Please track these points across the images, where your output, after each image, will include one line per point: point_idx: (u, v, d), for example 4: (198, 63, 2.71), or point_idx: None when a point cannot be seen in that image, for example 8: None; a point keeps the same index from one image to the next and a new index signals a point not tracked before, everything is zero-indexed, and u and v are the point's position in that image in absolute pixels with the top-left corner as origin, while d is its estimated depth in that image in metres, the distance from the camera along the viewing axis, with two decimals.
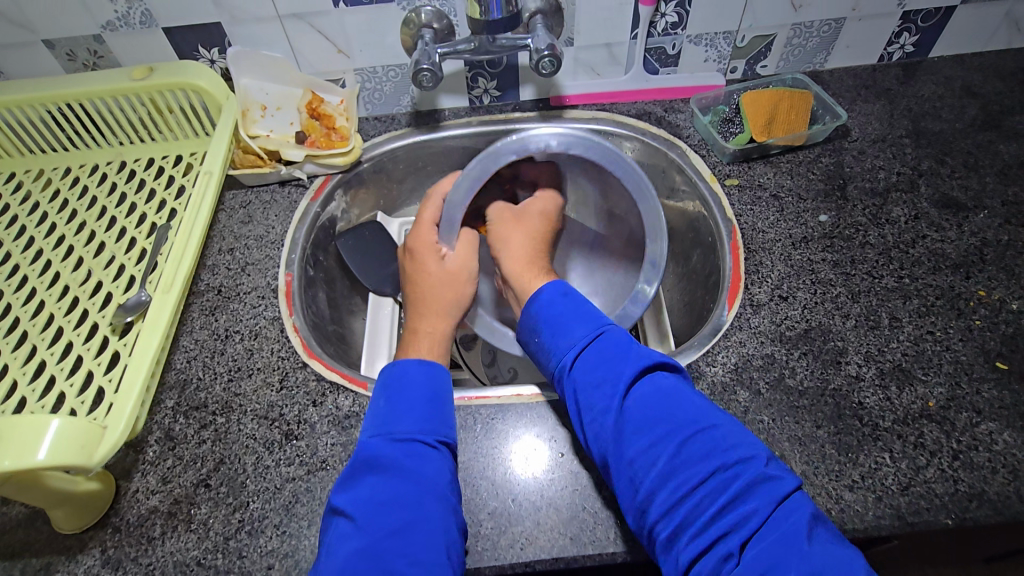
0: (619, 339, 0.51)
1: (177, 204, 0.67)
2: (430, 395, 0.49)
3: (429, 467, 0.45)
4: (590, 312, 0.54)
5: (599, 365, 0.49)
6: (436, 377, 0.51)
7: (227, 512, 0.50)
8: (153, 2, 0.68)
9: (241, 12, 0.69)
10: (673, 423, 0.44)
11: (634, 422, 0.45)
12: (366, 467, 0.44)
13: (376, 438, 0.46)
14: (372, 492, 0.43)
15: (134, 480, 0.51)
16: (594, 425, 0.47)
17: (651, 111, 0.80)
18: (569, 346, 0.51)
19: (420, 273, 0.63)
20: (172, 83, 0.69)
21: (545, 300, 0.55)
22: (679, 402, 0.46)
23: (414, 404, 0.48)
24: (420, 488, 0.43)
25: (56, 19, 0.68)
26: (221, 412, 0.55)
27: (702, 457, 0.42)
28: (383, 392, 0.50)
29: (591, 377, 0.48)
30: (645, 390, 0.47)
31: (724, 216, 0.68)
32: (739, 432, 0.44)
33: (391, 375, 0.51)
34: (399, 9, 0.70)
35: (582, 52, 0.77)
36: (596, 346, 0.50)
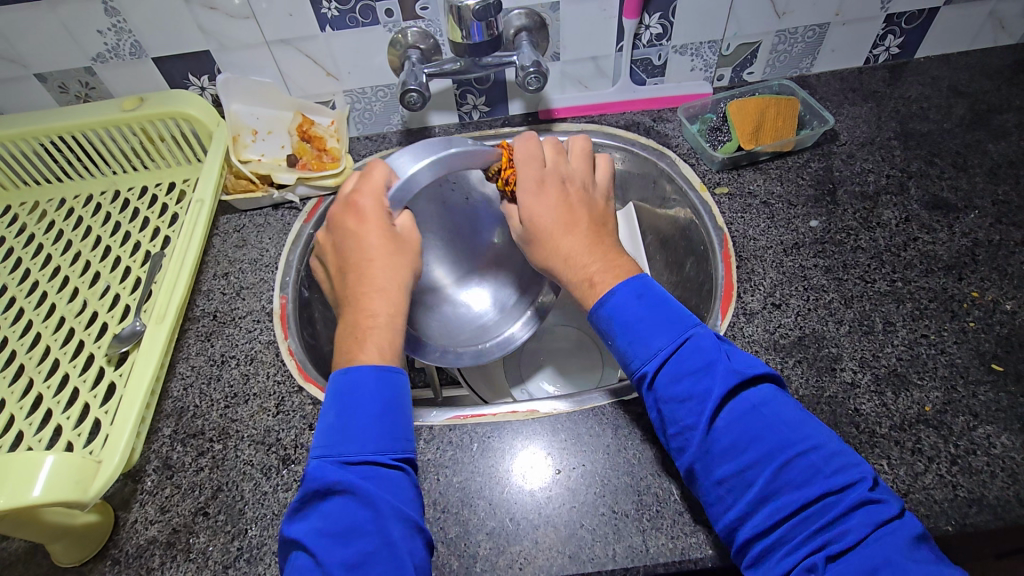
0: (707, 345, 0.47)
1: (171, 231, 0.68)
2: (382, 409, 0.47)
3: (386, 489, 0.44)
4: (675, 314, 0.49)
5: (685, 378, 0.46)
6: (389, 388, 0.48)
7: (226, 540, 0.50)
8: (142, 32, 0.69)
9: (230, 40, 0.70)
10: (770, 443, 0.43)
11: (727, 437, 0.43)
12: (319, 495, 0.44)
13: (324, 461, 0.44)
14: (324, 522, 0.42)
15: (132, 511, 0.51)
16: (680, 436, 0.45)
17: (640, 121, 0.80)
18: (650, 356, 0.47)
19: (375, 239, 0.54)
20: (162, 112, 0.70)
21: (619, 303, 0.50)
22: (776, 420, 0.44)
23: (366, 420, 0.46)
24: (380, 515, 0.43)
25: (46, 52, 0.69)
26: (219, 438, 0.56)
27: (806, 481, 0.41)
28: (331, 405, 0.47)
29: (675, 388, 0.46)
30: (738, 407, 0.44)
31: (715, 224, 0.68)
32: (838, 447, 0.43)
33: (340, 384, 0.48)
34: (385, 31, 0.71)
35: (568, 66, 0.78)
36: (681, 356, 0.47)
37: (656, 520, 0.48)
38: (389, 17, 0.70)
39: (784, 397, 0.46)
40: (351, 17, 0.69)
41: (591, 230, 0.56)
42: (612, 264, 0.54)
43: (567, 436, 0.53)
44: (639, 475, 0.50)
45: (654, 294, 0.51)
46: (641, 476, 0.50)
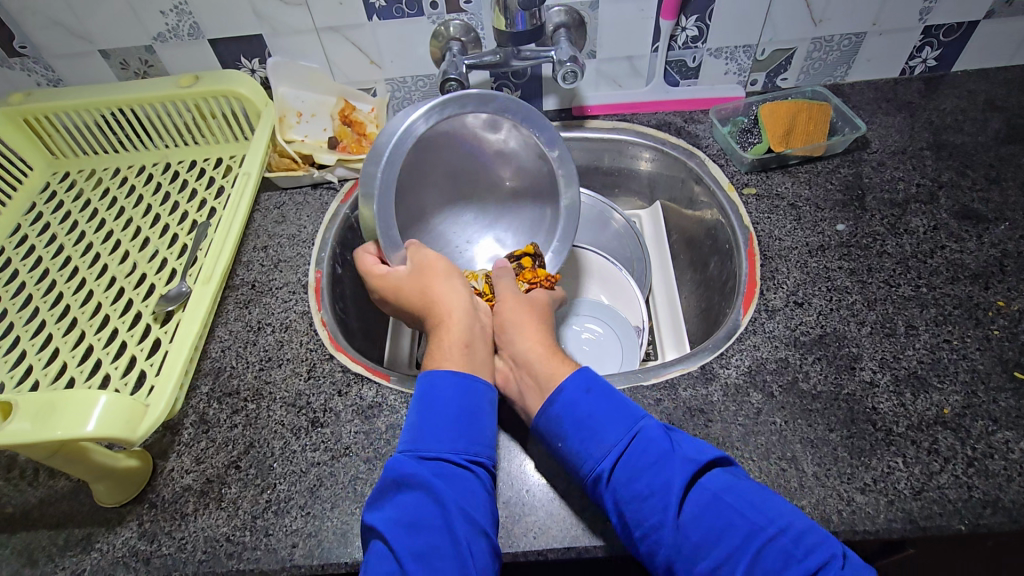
0: (657, 434, 0.47)
1: (217, 203, 0.71)
2: (459, 413, 0.49)
3: (457, 487, 0.45)
4: (622, 408, 0.49)
5: (641, 476, 0.45)
6: (472, 391, 0.51)
7: (256, 492, 0.53)
8: (200, 15, 0.74)
9: (281, 25, 0.75)
10: (738, 533, 0.41)
11: (692, 534, 0.42)
12: (397, 485, 0.45)
13: (407, 454, 0.47)
14: (400, 512, 0.44)
15: (170, 460, 0.55)
16: (645, 541, 0.43)
17: (671, 121, 0.82)
18: (604, 454, 0.46)
19: (399, 277, 0.58)
20: (216, 90, 0.74)
21: (567, 398, 0.49)
22: (739, 505, 0.42)
23: (443, 421, 0.48)
24: (449, 514, 0.44)
25: (111, 30, 0.76)
26: (253, 398, 0.59)
27: (783, 567, 0.39)
28: (414, 403, 0.50)
29: (631, 488, 0.44)
30: (700, 497, 0.43)
31: (741, 224, 0.69)
32: (805, 524, 0.41)
33: (423, 385, 0.51)
34: (429, 23, 0.75)
35: (604, 64, 0.80)
36: (635, 451, 0.46)
37: None
38: (433, 9, 0.74)
39: (740, 479, 0.45)
40: (397, 8, 0.73)
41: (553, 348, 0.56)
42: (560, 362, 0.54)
43: None
44: None
45: (601, 386, 0.50)
46: None
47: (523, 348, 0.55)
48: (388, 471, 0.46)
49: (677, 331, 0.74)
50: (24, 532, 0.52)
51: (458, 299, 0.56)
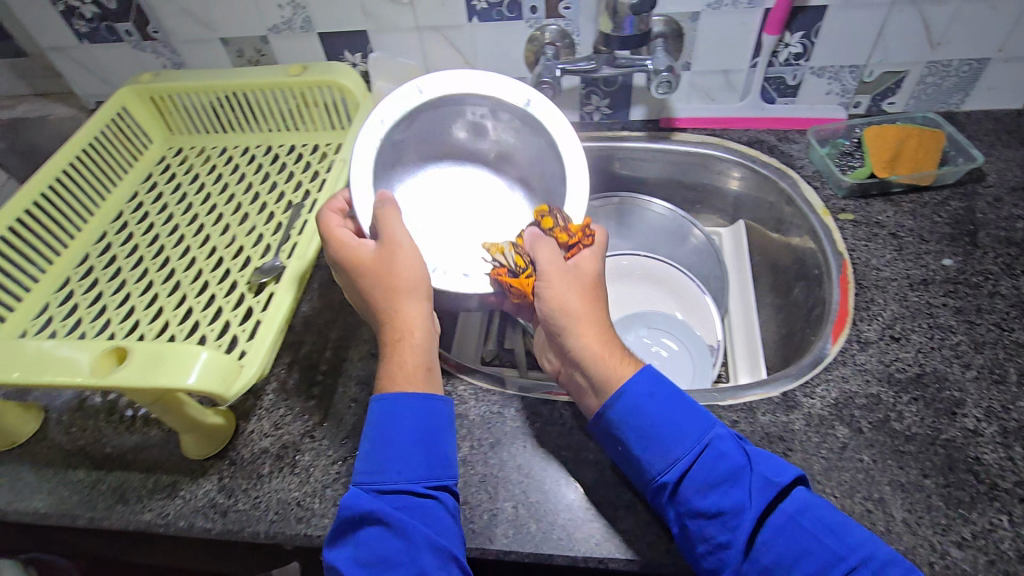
0: (728, 447, 0.45)
1: (312, 186, 0.75)
2: (416, 440, 0.47)
3: (421, 518, 0.45)
4: (692, 416, 0.47)
5: (712, 491, 0.43)
6: (433, 409, 0.49)
7: (327, 463, 0.55)
8: (314, 10, 0.79)
9: (386, 22, 0.79)
10: (818, 558, 0.41)
11: (765, 557, 0.41)
12: (356, 524, 0.44)
13: (363, 489, 0.45)
14: (364, 550, 0.43)
15: (250, 422, 0.58)
16: (709, 559, 0.43)
17: (764, 139, 0.79)
18: (670, 465, 0.45)
19: (369, 256, 0.53)
20: (321, 81, 0.77)
21: (631, 404, 0.47)
22: (817, 528, 0.42)
23: (400, 451, 0.47)
24: (415, 546, 0.43)
25: (234, 20, 0.82)
26: (329, 373, 0.61)
27: None
28: (368, 434, 0.48)
29: (699, 503, 0.43)
30: (774, 519, 0.42)
31: (835, 249, 0.66)
32: (888, 556, 0.41)
33: (379, 413, 0.48)
34: (526, 27, 0.76)
35: (698, 77, 0.78)
36: (703, 467, 0.44)
37: None
38: (532, 14, 0.75)
39: (818, 500, 0.44)
40: (497, 11, 0.75)
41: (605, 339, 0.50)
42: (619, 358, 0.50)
43: None
44: None
45: (668, 390, 0.48)
46: None
47: (580, 338, 0.50)
48: (344, 510, 0.44)
49: (755, 354, 0.71)
50: (119, 472, 0.56)
51: (418, 309, 0.53)
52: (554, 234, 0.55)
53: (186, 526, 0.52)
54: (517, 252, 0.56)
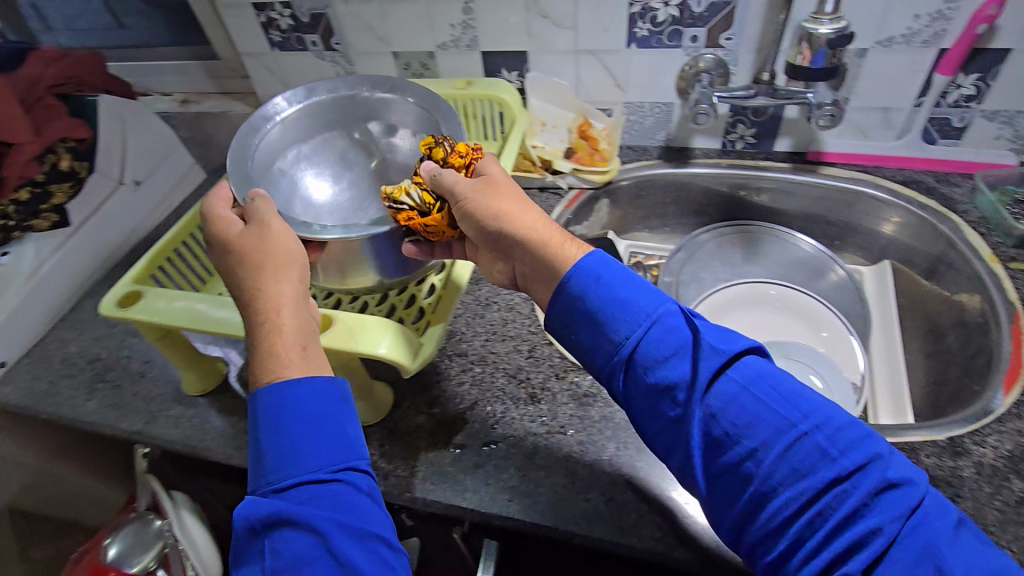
0: (680, 323, 0.47)
1: None
2: (297, 427, 0.45)
3: (329, 504, 0.43)
4: (643, 291, 0.48)
5: (671, 363, 0.45)
6: (321, 393, 0.47)
7: (479, 445, 0.58)
8: (483, 30, 0.86)
9: (547, 45, 0.84)
10: (769, 426, 0.41)
11: (718, 427, 0.43)
12: (265, 531, 0.42)
13: (262, 492, 0.44)
14: (281, 553, 0.42)
15: (408, 398, 0.64)
16: (670, 432, 0.45)
17: (920, 180, 0.78)
18: (625, 340, 0.47)
19: (236, 232, 0.54)
20: (485, 95, 0.84)
21: (580, 291, 0.49)
22: (778, 394, 0.43)
23: (284, 443, 0.45)
24: (329, 536, 0.42)
25: (408, 37, 0.91)
26: (479, 362, 0.66)
27: (813, 464, 0.40)
28: (256, 431, 0.46)
29: (655, 376, 0.45)
30: (725, 388, 0.43)
31: (1005, 298, 0.63)
32: (843, 421, 0.41)
33: (268, 407, 0.46)
34: (683, 55, 0.79)
35: (854, 113, 0.78)
36: (652, 343, 0.46)
37: None
38: (692, 42, 0.78)
39: (778, 371, 0.44)
40: (658, 39, 0.79)
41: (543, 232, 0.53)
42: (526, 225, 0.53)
43: None
44: None
45: (617, 270, 0.49)
46: None
47: (524, 227, 0.53)
48: (242, 520, 0.43)
49: (899, 397, 0.69)
50: None
51: (282, 293, 0.51)
52: (448, 160, 0.58)
53: None
54: (423, 189, 0.57)
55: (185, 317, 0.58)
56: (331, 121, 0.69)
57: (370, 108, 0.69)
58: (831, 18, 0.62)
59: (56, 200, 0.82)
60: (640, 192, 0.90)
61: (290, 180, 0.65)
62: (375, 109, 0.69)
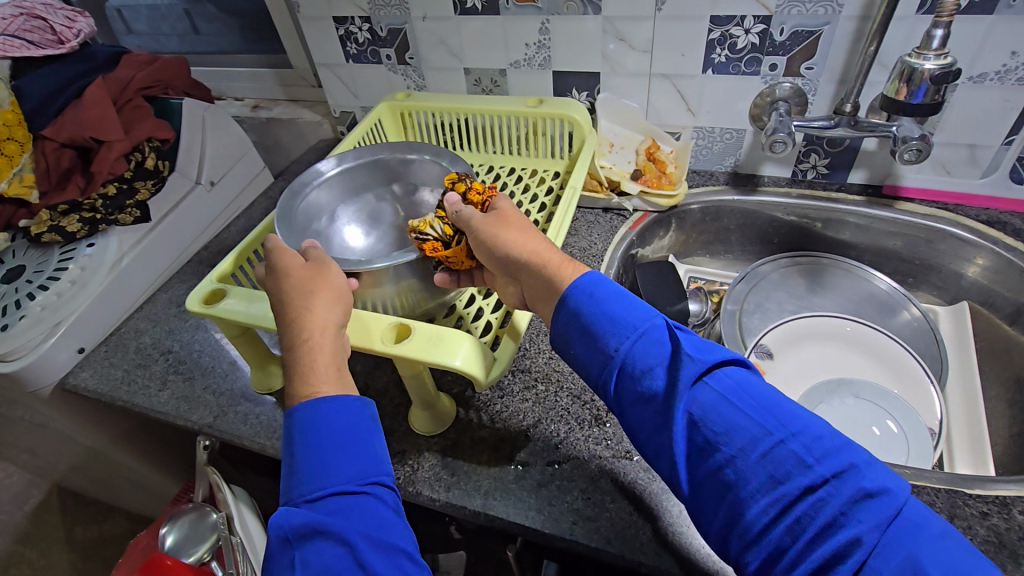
0: (664, 335, 0.46)
1: (533, 209, 0.82)
2: (335, 440, 0.45)
3: (357, 515, 0.43)
4: (630, 307, 0.48)
5: (653, 374, 0.44)
6: (352, 410, 0.47)
7: (543, 463, 0.58)
8: (557, 50, 0.87)
9: (621, 67, 0.85)
10: (746, 436, 0.40)
11: (699, 435, 0.41)
12: (294, 543, 0.42)
13: (294, 504, 0.43)
14: (307, 566, 0.41)
15: (472, 411, 0.64)
16: (657, 440, 0.43)
17: (1006, 221, 0.75)
18: (610, 354, 0.47)
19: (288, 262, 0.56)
20: (555, 115, 0.84)
21: (573, 314, 0.50)
22: (758, 402, 0.42)
23: (320, 454, 0.45)
24: (357, 548, 0.41)
25: (481, 54, 0.93)
26: (543, 381, 0.66)
27: (792, 472, 0.38)
28: (292, 444, 0.46)
29: (639, 387, 0.45)
30: (704, 398, 0.42)
31: None
32: (822, 432, 0.39)
33: (303, 419, 0.46)
34: (761, 82, 0.79)
35: (938, 148, 0.76)
36: (639, 354, 0.46)
37: None
38: (771, 70, 0.77)
39: (757, 381, 0.43)
40: (736, 65, 0.78)
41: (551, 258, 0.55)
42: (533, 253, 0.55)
43: None
44: None
45: (609, 288, 0.50)
46: None
47: (527, 250, 0.55)
48: (276, 530, 0.42)
49: (979, 447, 0.66)
50: None
51: (328, 317, 0.52)
52: (466, 196, 0.63)
53: (414, 492, 0.59)
54: (444, 223, 0.62)
55: (265, 314, 0.60)
56: (360, 185, 0.76)
57: (395, 170, 0.76)
58: (937, 53, 0.60)
59: (141, 197, 0.86)
60: (707, 216, 0.89)
61: (324, 237, 0.71)
62: (400, 172, 0.76)
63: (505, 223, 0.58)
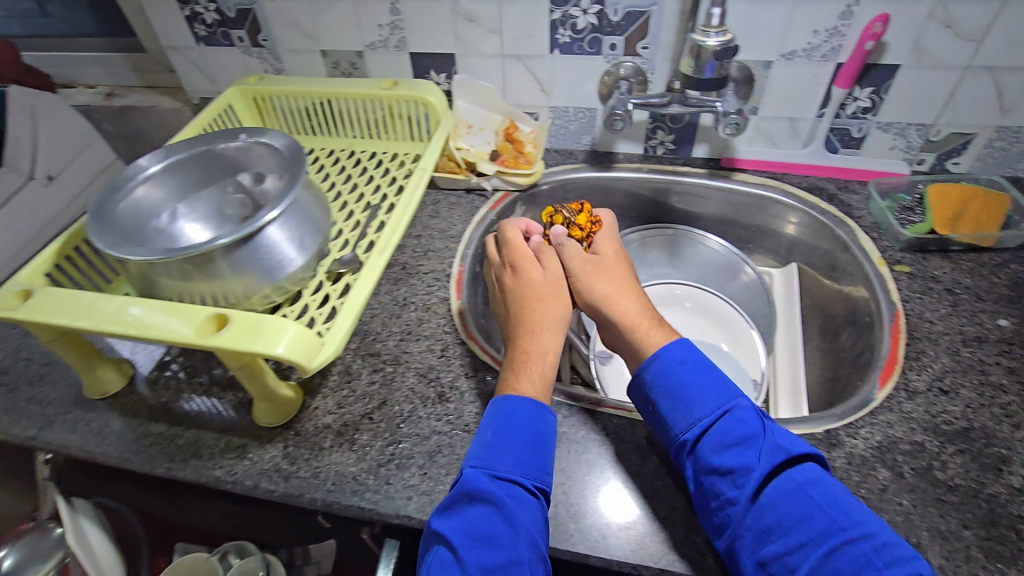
0: (750, 418, 0.51)
1: (389, 191, 0.81)
2: (536, 441, 0.53)
3: (525, 512, 0.49)
4: (716, 384, 0.53)
5: (725, 451, 0.49)
6: (539, 421, 0.54)
7: (382, 444, 0.59)
8: (410, 32, 0.86)
9: (474, 48, 0.85)
10: (817, 526, 0.45)
11: (767, 519, 0.46)
12: (467, 498, 0.49)
13: (478, 470, 0.51)
14: (471, 524, 0.48)
15: (317, 399, 0.63)
16: (721, 517, 0.48)
17: (823, 187, 0.82)
18: (692, 424, 0.52)
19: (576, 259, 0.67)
20: (408, 96, 0.84)
21: (660, 369, 0.55)
22: (826, 500, 0.46)
23: (519, 445, 0.52)
24: (518, 532, 0.47)
25: (336, 35, 0.90)
26: (391, 363, 0.66)
27: (855, 569, 0.42)
28: (491, 425, 0.53)
29: (716, 461, 0.49)
30: (782, 485, 0.47)
31: (888, 298, 0.67)
32: (890, 537, 0.44)
33: (501, 409, 0.54)
34: (604, 62, 0.81)
35: (763, 122, 0.82)
36: (722, 429, 0.50)
37: None
38: (611, 50, 0.80)
39: (833, 479, 0.48)
40: (579, 46, 0.80)
41: (638, 305, 0.63)
42: (637, 313, 0.61)
43: None
44: None
45: (699, 362, 0.55)
46: None
47: (619, 309, 0.62)
48: (464, 486, 0.50)
49: (796, 394, 0.73)
50: (196, 429, 0.62)
51: (558, 314, 0.63)
52: (569, 228, 0.71)
53: (252, 486, 0.57)
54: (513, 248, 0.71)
55: (70, 313, 0.55)
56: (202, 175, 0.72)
57: (232, 159, 0.73)
58: (718, 31, 0.65)
59: None
60: (556, 196, 0.91)
61: (162, 236, 0.68)
62: (248, 163, 0.73)
63: (606, 266, 0.66)
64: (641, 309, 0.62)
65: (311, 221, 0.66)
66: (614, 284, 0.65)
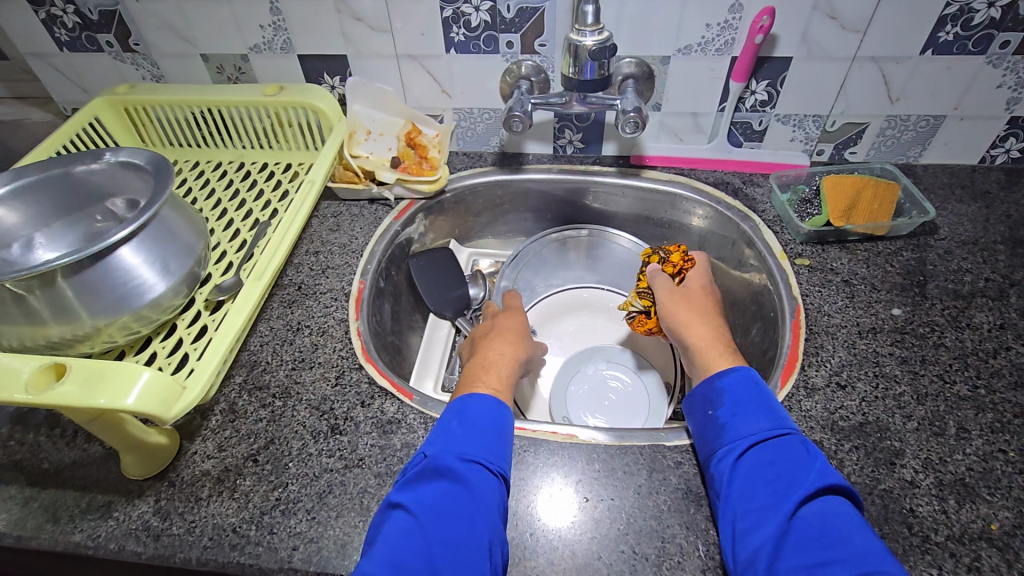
0: (812, 449, 0.49)
1: (279, 205, 0.75)
2: (494, 431, 0.52)
3: (487, 492, 0.48)
4: (781, 416, 0.52)
5: (779, 464, 0.48)
6: (495, 415, 0.53)
7: (267, 489, 0.54)
8: (295, 32, 0.80)
9: (366, 49, 0.80)
10: (843, 550, 0.41)
11: (793, 532, 0.44)
12: (433, 475, 0.48)
13: (444, 452, 0.49)
14: (433, 498, 0.46)
15: (195, 443, 0.57)
16: (753, 519, 0.46)
17: (729, 181, 0.81)
18: (745, 435, 0.50)
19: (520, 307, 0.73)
20: (297, 102, 0.79)
21: (728, 384, 0.54)
22: (860, 534, 0.43)
23: (483, 433, 0.51)
24: (484, 510, 0.46)
25: (215, 37, 0.83)
26: (281, 396, 0.61)
27: None
28: (456, 416, 0.53)
29: (767, 469, 0.48)
30: (820, 507, 0.45)
31: (790, 293, 0.67)
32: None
33: (462, 403, 0.54)
34: (502, 60, 0.78)
35: (667, 117, 0.81)
36: (777, 446, 0.49)
37: (674, 571, 0.48)
38: (509, 48, 0.77)
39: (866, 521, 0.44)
40: (475, 44, 0.77)
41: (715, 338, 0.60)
42: (695, 332, 0.61)
43: (600, 467, 0.55)
44: (667, 521, 0.51)
45: (760, 395, 0.53)
46: (663, 517, 0.51)
47: (694, 335, 0.61)
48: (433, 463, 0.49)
49: None
50: (54, 489, 0.55)
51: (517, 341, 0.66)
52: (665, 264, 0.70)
53: (116, 549, 0.51)
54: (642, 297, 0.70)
55: None
56: (57, 208, 0.64)
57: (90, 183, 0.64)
58: (593, 29, 0.64)
59: None
60: (462, 203, 0.88)
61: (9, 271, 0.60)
62: (107, 185, 0.64)
63: (684, 298, 0.65)
64: (711, 338, 0.60)
65: (176, 240, 0.60)
66: (667, 305, 0.65)
